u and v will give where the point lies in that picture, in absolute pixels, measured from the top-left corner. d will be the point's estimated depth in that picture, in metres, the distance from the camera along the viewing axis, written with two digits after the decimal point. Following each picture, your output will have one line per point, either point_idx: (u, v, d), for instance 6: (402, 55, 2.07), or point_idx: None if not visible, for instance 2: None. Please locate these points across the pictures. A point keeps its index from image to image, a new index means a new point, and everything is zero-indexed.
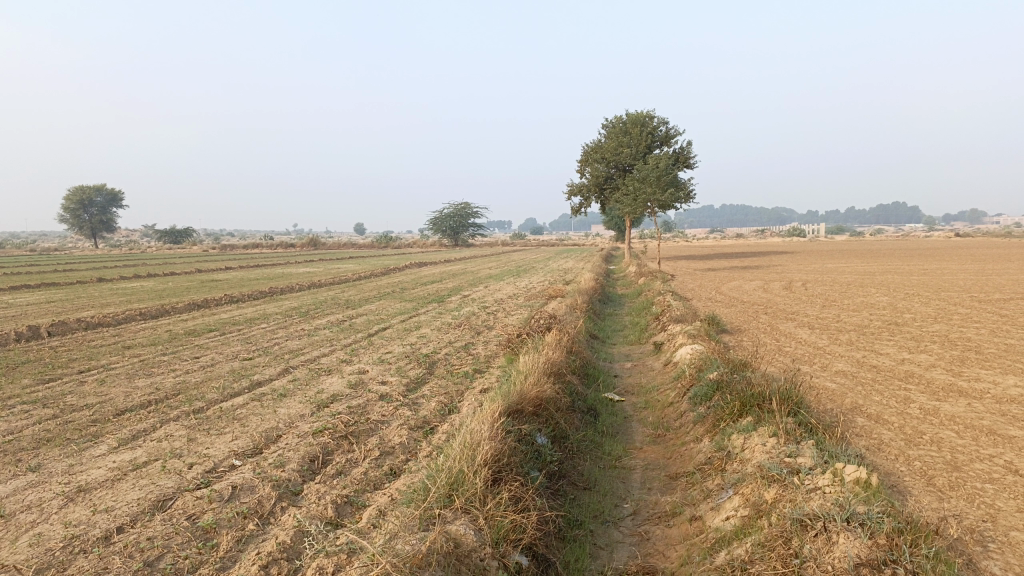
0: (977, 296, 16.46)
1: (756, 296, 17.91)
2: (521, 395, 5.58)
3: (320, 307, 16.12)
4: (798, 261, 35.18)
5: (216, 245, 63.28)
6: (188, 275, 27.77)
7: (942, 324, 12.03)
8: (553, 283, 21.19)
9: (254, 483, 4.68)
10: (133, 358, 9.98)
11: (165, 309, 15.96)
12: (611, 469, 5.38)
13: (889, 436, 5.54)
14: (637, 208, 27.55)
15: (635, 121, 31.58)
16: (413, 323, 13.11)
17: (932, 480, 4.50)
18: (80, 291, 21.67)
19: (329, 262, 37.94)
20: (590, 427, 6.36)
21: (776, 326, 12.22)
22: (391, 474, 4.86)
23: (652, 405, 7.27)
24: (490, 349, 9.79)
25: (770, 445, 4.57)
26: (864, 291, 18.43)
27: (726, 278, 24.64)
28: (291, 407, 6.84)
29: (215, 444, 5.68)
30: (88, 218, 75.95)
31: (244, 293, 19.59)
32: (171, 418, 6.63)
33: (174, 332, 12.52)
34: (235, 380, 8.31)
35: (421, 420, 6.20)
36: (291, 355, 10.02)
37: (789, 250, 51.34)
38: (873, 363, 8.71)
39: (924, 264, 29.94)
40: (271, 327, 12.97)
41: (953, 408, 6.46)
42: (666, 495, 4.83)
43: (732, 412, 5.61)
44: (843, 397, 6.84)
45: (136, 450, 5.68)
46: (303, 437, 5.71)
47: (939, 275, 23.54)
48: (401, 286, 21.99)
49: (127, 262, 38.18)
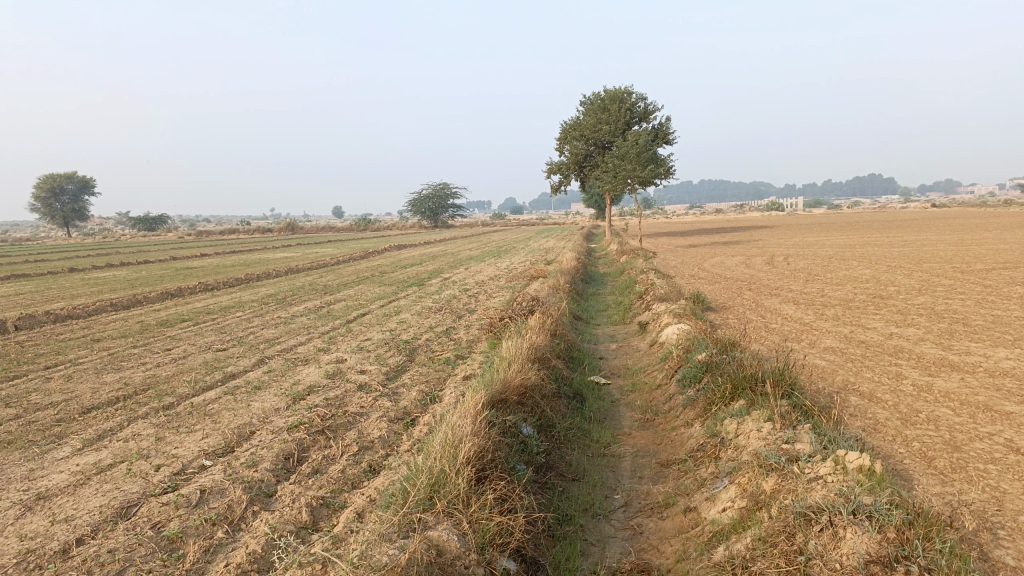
0: (958, 267, 16.45)
1: (739, 272, 17.78)
2: (504, 384, 5.35)
3: (297, 293, 15.77)
4: (779, 236, 35.15)
5: (191, 231, 62.22)
6: (164, 263, 27.26)
7: (927, 296, 11.95)
8: (535, 263, 20.98)
9: (224, 485, 4.42)
10: (103, 352, 9.63)
11: (138, 299, 15.56)
12: (600, 458, 5.18)
13: (884, 415, 5.38)
14: (617, 186, 27.31)
15: (613, 97, 31.21)
16: (392, 308, 12.83)
17: (933, 463, 4.32)
18: (51, 283, 21.10)
19: (307, 246, 37.46)
20: (577, 413, 6.15)
21: (761, 302, 12.08)
22: (370, 472, 4.62)
23: (639, 388, 7.08)
24: (471, 334, 9.53)
25: (766, 431, 4.37)
26: (846, 264, 18.38)
27: (709, 254, 24.54)
28: (266, 400, 6.57)
29: (186, 443, 5.41)
30: (60, 207, 74.54)
31: (219, 280, 19.18)
32: (140, 416, 6.34)
33: (145, 323, 12.15)
34: (208, 373, 8.02)
35: (401, 411, 5.95)
36: (267, 344, 9.72)
37: (768, 224, 51.40)
38: (861, 339, 8.57)
39: (902, 236, 30.03)
40: (247, 315, 12.64)
41: (947, 384, 6.32)
42: (658, 484, 4.63)
43: (724, 395, 5.41)
44: (834, 375, 6.68)
45: (102, 451, 5.39)
46: (278, 433, 5.45)
47: (919, 246, 23.54)
48: (380, 270, 21.65)
49: (100, 251, 37.59)
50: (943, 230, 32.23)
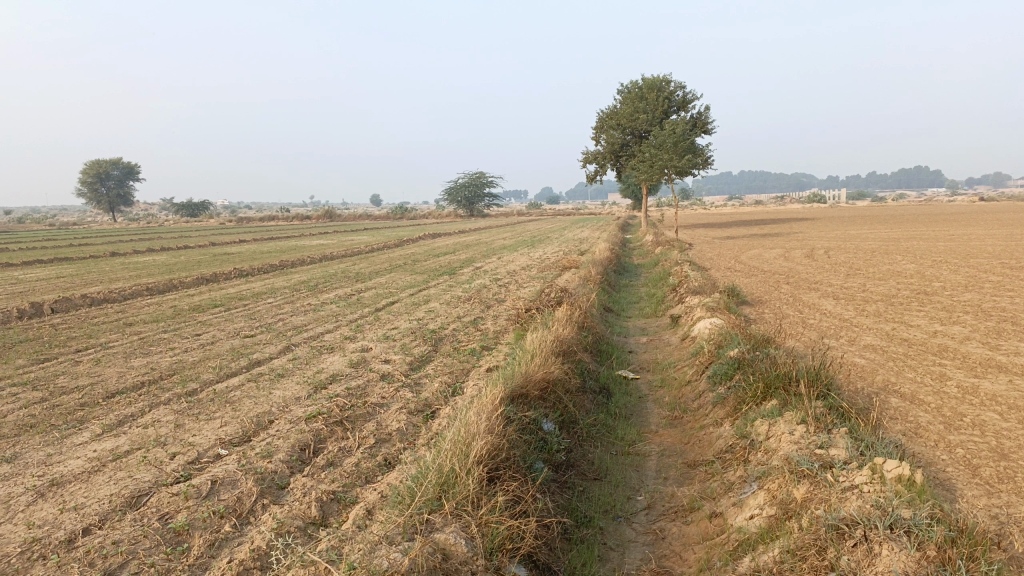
0: (1008, 262, 15.83)
1: (778, 265, 17.35)
2: (526, 378, 5.19)
3: (329, 280, 15.76)
4: (820, 228, 34.37)
5: (231, 217, 62.99)
6: (201, 248, 27.59)
7: (974, 293, 11.48)
8: (568, 253, 20.72)
9: (236, 476, 4.33)
10: (133, 337, 9.67)
11: (173, 284, 15.65)
12: (624, 457, 4.99)
13: (926, 418, 5.10)
14: (654, 175, 26.87)
15: (651, 85, 30.72)
16: (422, 296, 12.74)
17: (978, 472, 4.06)
18: (91, 266, 21.42)
19: (341, 234, 37.62)
20: (601, 409, 5.95)
21: (799, 296, 11.73)
22: (385, 466, 4.49)
23: (669, 384, 6.86)
24: (499, 325, 9.38)
25: (799, 434, 4.14)
26: (889, 259, 17.81)
27: (747, 247, 24.02)
28: (287, 388, 6.49)
29: (204, 431, 5.35)
30: (105, 193, 76.05)
31: (253, 266, 19.29)
32: (161, 402, 6.30)
33: (177, 308, 12.22)
34: (234, 359, 7.98)
35: (422, 403, 5.83)
36: (294, 332, 9.67)
37: (810, 216, 50.36)
38: (903, 336, 8.23)
39: (949, 230, 29.11)
40: (277, 302, 12.64)
41: (994, 386, 6.00)
42: (683, 486, 4.43)
43: (755, 394, 5.17)
44: (874, 375, 6.38)
45: (120, 437, 5.35)
46: (295, 423, 5.34)
47: (966, 240, 22.79)
48: (413, 258, 21.58)
49: (142, 235, 38.26)
50: (993, 225, 31.19)
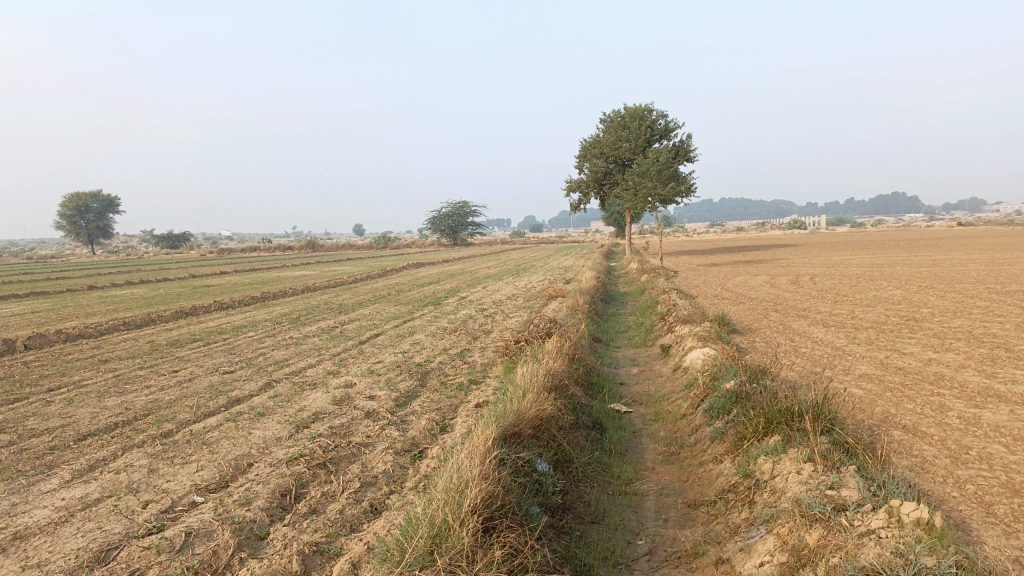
0: (993, 288, 15.84)
1: (765, 292, 17.28)
2: (518, 416, 4.98)
3: (311, 313, 15.49)
4: (804, 254, 34.54)
5: (214, 249, 62.43)
6: (181, 281, 27.17)
7: (964, 319, 11.41)
8: (553, 282, 20.58)
9: (212, 527, 4.08)
10: (108, 374, 9.36)
11: (151, 318, 15.33)
12: (622, 497, 4.78)
13: (932, 452, 4.93)
14: (638, 203, 26.89)
15: (633, 114, 30.90)
16: (407, 329, 12.48)
17: (992, 510, 3.88)
18: (68, 300, 21.01)
19: (324, 264, 37.29)
20: (595, 446, 5.75)
21: (789, 324, 11.62)
22: (371, 512, 4.26)
23: (663, 417, 6.66)
24: (486, 358, 9.15)
25: (807, 473, 3.96)
26: (875, 285, 17.82)
27: (732, 274, 24.00)
28: (268, 428, 6.22)
29: (179, 476, 5.08)
30: (85, 225, 75.21)
31: (234, 298, 18.97)
32: (135, 445, 6.02)
33: (155, 343, 11.88)
34: (213, 397, 7.70)
35: (409, 443, 5.59)
36: (275, 367, 9.40)
37: (792, 243, 50.61)
38: (898, 365, 8.09)
39: (931, 255, 29.32)
40: (259, 336, 12.35)
41: (996, 417, 5.85)
42: (686, 529, 4.22)
43: (756, 430, 4.99)
44: (873, 406, 6.22)
45: (90, 484, 5.07)
46: (276, 466, 5.09)
47: (949, 266, 22.86)
48: (397, 288, 21.35)
49: (120, 268, 37.78)
50: (974, 249, 31.42)
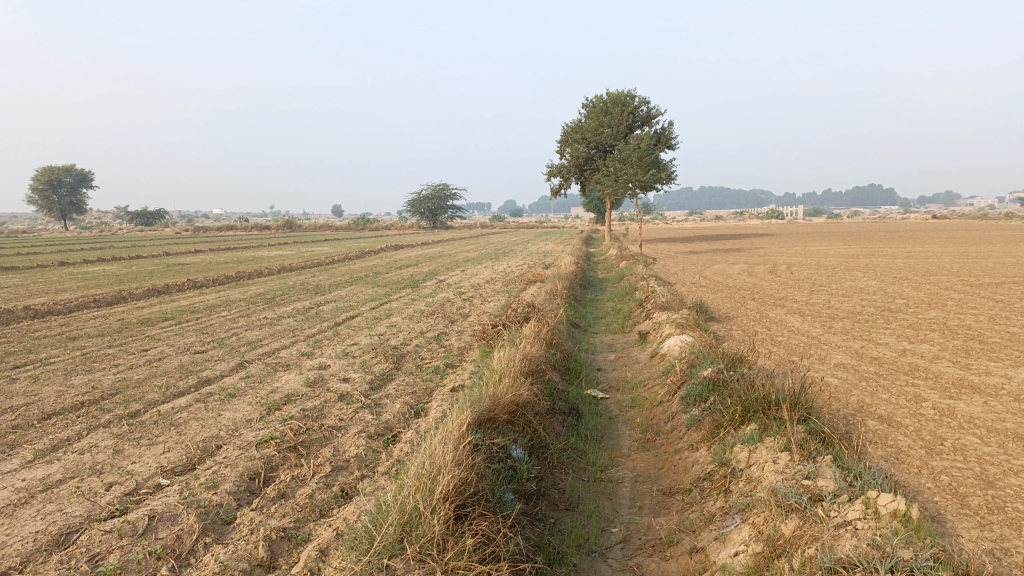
0: (967, 280, 16.00)
1: (743, 280, 17.35)
2: (493, 401, 4.91)
3: (287, 293, 15.31)
4: (781, 244, 34.79)
5: (190, 227, 61.64)
6: (154, 259, 26.76)
7: (938, 311, 11.50)
8: (532, 267, 20.52)
9: (176, 511, 3.97)
10: (76, 352, 9.17)
11: (122, 295, 15.06)
12: (597, 484, 4.73)
13: (907, 443, 4.93)
14: (618, 190, 26.86)
15: (615, 100, 30.81)
16: (383, 311, 12.37)
17: (966, 501, 3.88)
18: (37, 276, 20.62)
19: (301, 244, 36.88)
20: (571, 432, 5.70)
21: (766, 313, 11.64)
22: (341, 497, 4.17)
23: (640, 404, 6.63)
24: (463, 341, 9.08)
25: (783, 463, 3.93)
26: (852, 275, 17.94)
27: (710, 262, 24.08)
28: (238, 410, 6.10)
29: (145, 458, 4.95)
30: (57, 200, 73.81)
31: (208, 277, 18.69)
32: (101, 425, 5.87)
33: (125, 321, 11.67)
34: (183, 377, 7.55)
35: (382, 426, 5.50)
36: (248, 347, 9.26)
37: (769, 232, 50.91)
38: (873, 355, 8.12)
39: (907, 247, 29.59)
40: (232, 315, 12.18)
41: (970, 408, 5.87)
42: (660, 517, 4.18)
43: (733, 418, 4.96)
44: (849, 396, 6.22)
45: (53, 465, 4.93)
46: (245, 449, 4.98)
47: (924, 257, 23.12)
48: (374, 270, 21.18)
49: (93, 244, 37.29)
50: (948, 242, 31.78)
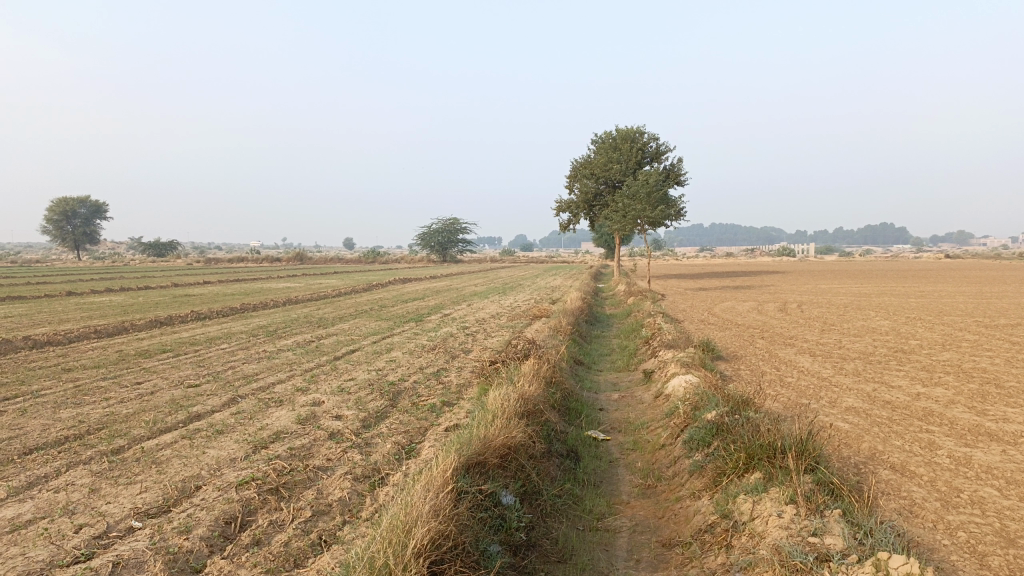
0: (982, 321, 15.67)
1: (752, 318, 17.08)
2: (484, 444, 4.69)
3: (289, 326, 15.15)
4: (792, 281, 34.45)
5: (202, 259, 61.96)
6: (161, 290, 26.68)
7: (952, 353, 11.20)
8: (539, 302, 20.33)
9: (143, 557, 3.75)
10: (68, 384, 9.00)
11: (124, 326, 14.93)
12: (592, 533, 4.47)
13: (921, 495, 4.66)
14: (627, 225, 26.73)
15: (625, 136, 30.85)
16: (385, 345, 12.18)
17: (985, 561, 3.61)
18: (42, 306, 20.58)
19: (310, 277, 36.81)
20: (568, 476, 5.46)
21: (775, 352, 11.37)
22: (319, 545, 3.95)
23: (641, 447, 6.37)
24: (462, 378, 8.86)
25: (788, 517, 3.69)
26: (864, 315, 17.63)
27: (720, 299, 23.84)
28: (223, 448, 5.89)
29: (121, 498, 4.74)
30: (72, 231, 74.45)
31: (212, 309, 18.57)
32: (81, 461, 5.67)
33: (123, 353, 11.50)
34: (172, 412, 7.36)
35: (369, 468, 5.27)
36: (242, 381, 9.07)
37: (778, 270, 50.75)
38: (886, 398, 7.83)
39: (920, 287, 29.21)
40: (231, 348, 12.01)
41: (987, 457, 5.59)
42: (658, 572, 3.92)
43: (737, 466, 4.72)
44: (860, 442, 5.95)
45: (24, 504, 4.72)
46: (225, 490, 4.76)
47: (937, 297, 22.81)
48: (380, 303, 21.04)
49: (103, 275, 37.36)
50: (961, 282, 31.42)
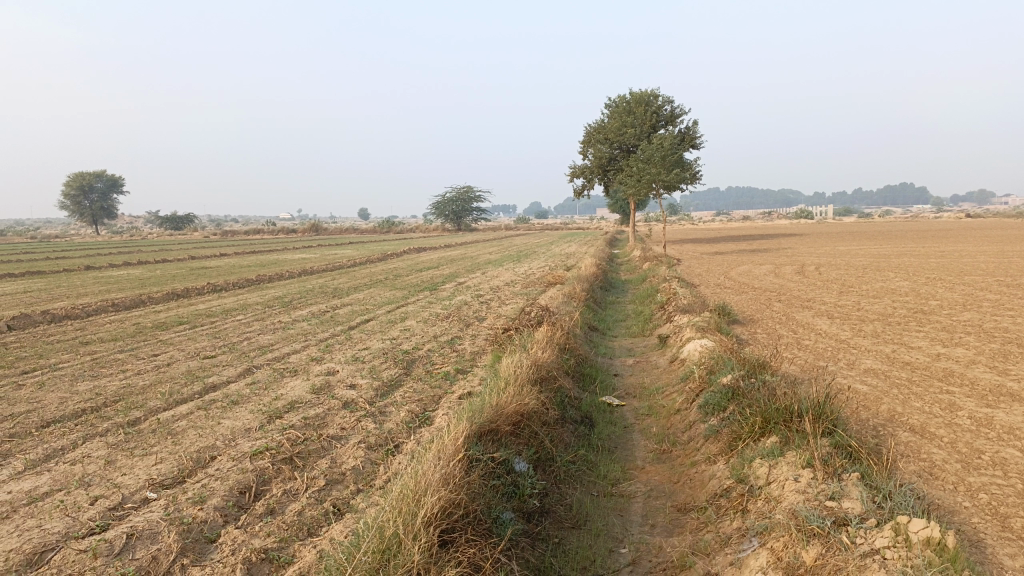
0: (1004, 281, 15.41)
1: (768, 282, 16.91)
2: (496, 411, 4.66)
3: (304, 296, 15.17)
4: (810, 243, 34.07)
5: (218, 231, 62.24)
6: (178, 263, 26.79)
7: (973, 312, 11.02)
8: (554, 268, 20.23)
9: (157, 528, 3.76)
10: (86, 357, 9.07)
11: (141, 299, 15.01)
12: (607, 499, 4.44)
13: (941, 457, 4.58)
14: (642, 190, 26.47)
15: (639, 100, 30.40)
16: (399, 314, 12.17)
17: (1007, 523, 3.54)
18: (61, 280, 20.75)
19: (325, 247, 36.92)
20: (583, 442, 5.42)
21: (792, 315, 11.26)
22: (332, 514, 3.94)
23: (656, 412, 6.33)
24: (476, 345, 8.84)
25: (805, 482, 3.63)
26: (883, 276, 17.41)
27: (737, 262, 23.61)
28: (238, 418, 5.90)
29: (136, 469, 4.76)
30: (89, 205, 74.78)
31: (228, 281, 18.63)
32: (97, 433, 5.70)
33: (140, 326, 11.56)
34: (188, 383, 7.39)
35: (383, 436, 5.26)
36: (258, 352, 9.10)
37: (796, 233, 50.23)
38: (905, 359, 7.72)
39: (940, 247, 28.79)
40: (247, 319, 12.04)
41: (1009, 417, 5.49)
42: (673, 537, 3.89)
43: (753, 430, 4.66)
44: (878, 404, 5.87)
45: (41, 476, 4.75)
46: (239, 460, 4.77)
47: (958, 257, 22.48)
48: (394, 273, 21.03)
49: (122, 248, 37.67)
50: (982, 241, 30.92)
